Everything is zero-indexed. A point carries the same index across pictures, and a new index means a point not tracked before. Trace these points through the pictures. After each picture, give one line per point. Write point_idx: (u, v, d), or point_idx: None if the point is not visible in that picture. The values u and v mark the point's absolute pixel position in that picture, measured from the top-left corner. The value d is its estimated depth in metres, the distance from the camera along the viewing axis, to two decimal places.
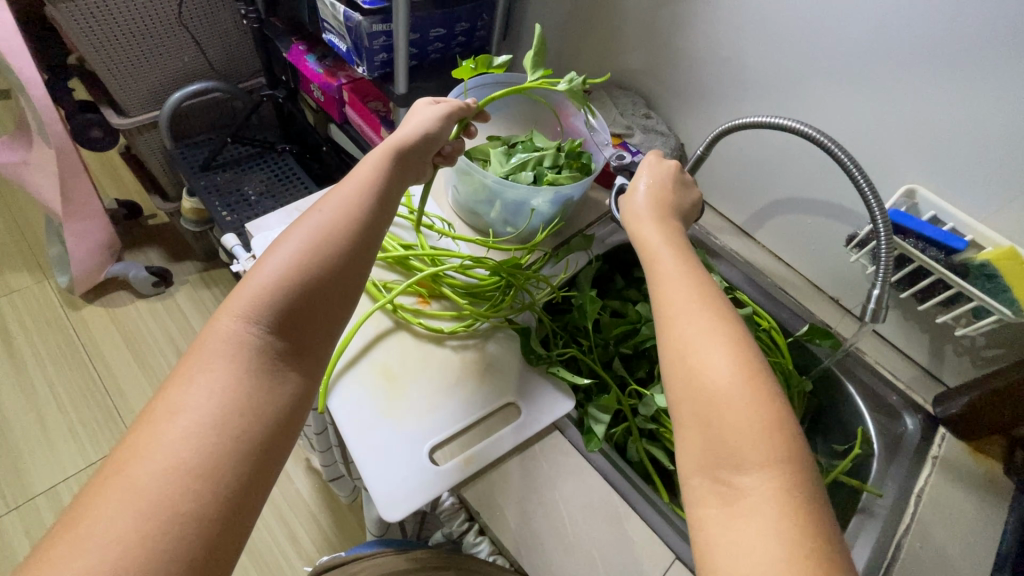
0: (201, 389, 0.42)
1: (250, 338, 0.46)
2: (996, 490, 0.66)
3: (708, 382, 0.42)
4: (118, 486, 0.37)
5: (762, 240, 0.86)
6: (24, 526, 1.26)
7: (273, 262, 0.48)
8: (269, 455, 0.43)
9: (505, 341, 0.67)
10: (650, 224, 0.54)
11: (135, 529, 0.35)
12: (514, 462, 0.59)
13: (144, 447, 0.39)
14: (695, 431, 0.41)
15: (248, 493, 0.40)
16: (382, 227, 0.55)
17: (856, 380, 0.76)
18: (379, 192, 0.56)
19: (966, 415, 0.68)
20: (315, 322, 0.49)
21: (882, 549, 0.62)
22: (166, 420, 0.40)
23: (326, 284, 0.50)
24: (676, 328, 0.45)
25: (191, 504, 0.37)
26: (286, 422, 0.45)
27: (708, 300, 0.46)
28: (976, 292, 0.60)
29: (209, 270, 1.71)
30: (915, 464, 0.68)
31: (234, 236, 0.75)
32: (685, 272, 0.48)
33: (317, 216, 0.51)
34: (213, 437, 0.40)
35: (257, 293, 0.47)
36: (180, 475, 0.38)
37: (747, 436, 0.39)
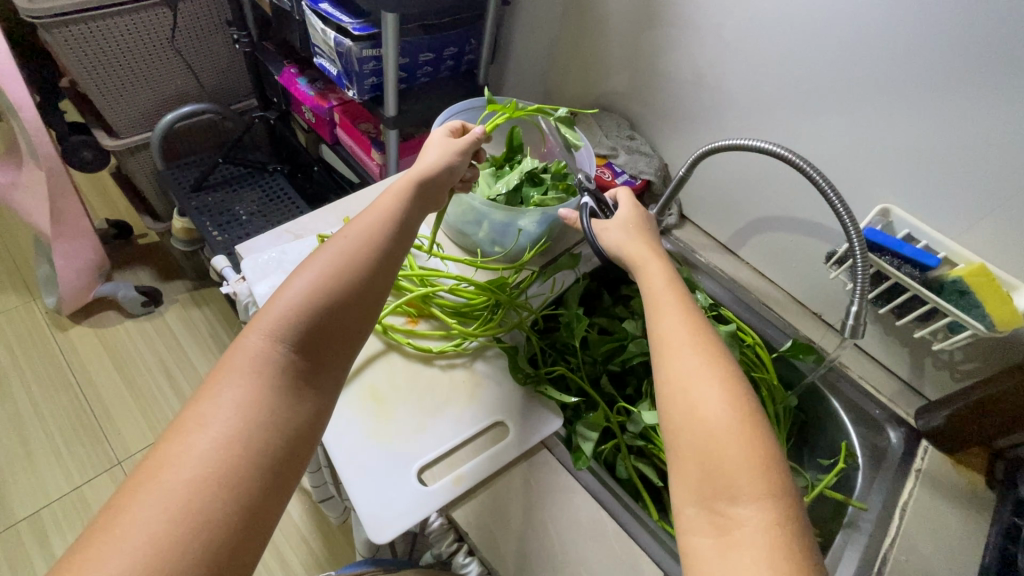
0: (227, 403, 0.43)
1: (277, 356, 0.47)
2: (978, 501, 0.67)
3: (703, 417, 0.44)
4: (149, 494, 0.38)
5: (745, 257, 0.88)
6: (4, 553, 1.23)
7: (300, 283, 0.50)
8: (288, 474, 0.43)
9: (493, 359, 0.68)
10: (649, 269, 0.57)
11: (166, 537, 0.36)
12: (503, 481, 0.60)
13: (175, 455, 0.40)
14: (692, 461, 0.42)
15: (265, 511, 0.41)
16: (402, 250, 0.56)
17: (840, 394, 0.77)
18: (399, 217, 0.57)
19: (948, 428, 0.70)
20: (337, 343, 0.50)
21: (868, 563, 0.62)
22: (195, 431, 0.41)
23: (349, 308, 0.51)
24: (674, 366, 0.47)
25: (212, 517, 0.38)
26: (306, 440, 0.45)
27: (701, 339, 0.48)
28: (950, 308, 0.62)
29: (199, 290, 1.71)
30: (900, 478, 0.69)
31: (224, 258, 0.76)
32: (687, 314, 0.51)
33: (342, 241, 0.53)
34: (236, 453, 0.41)
35: (284, 312, 0.48)
36: (204, 488, 0.39)
37: (741, 467, 0.41)
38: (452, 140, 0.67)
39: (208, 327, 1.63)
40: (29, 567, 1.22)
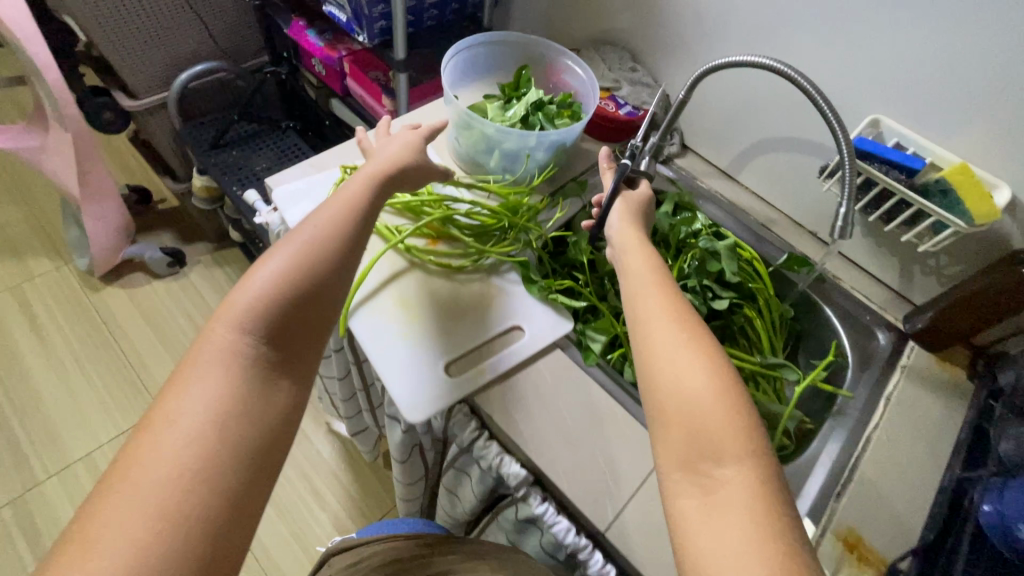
0: (201, 397, 0.44)
1: (246, 346, 0.47)
2: (958, 391, 0.73)
3: (688, 389, 0.47)
4: (123, 494, 0.38)
5: (745, 182, 0.92)
6: (64, 490, 1.35)
7: (261, 279, 0.49)
8: (268, 461, 0.44)
9: (508, 274, 0.73)
10: (637, 255, 0.61)
11: (143, 535, 0.37)
12: (520, 377, 0.66)
13: (145, 453, 0.40)
14: (679, 426, 0.46)
15: (248, 500, 0.42)
16: (361, 242, 0.56)
17: (834, 304, 0.82)
18: (358, 209, 0.56)
19: (932, 328, 0.75)
20: (302, 335, 0.50)
21: (853, 443, 0.69)
22: (165, 428, 0.42)
23: (315, 298, 0.51)
24: (663, 338, 0.51)
25: (194, 508, 0.39)
26: (280, 430, 0.46)
27: (685, 319, 0.52)
28: (935, 209, 0.66)
29: (220, 251, 1.78)
30: (885, 374, 0.75)
31: (255, 193, 0.79)
32: (664, 298, 0.54)
33: (312, 231, 0.53)
34: (208, 448, 0.42)
35: (252, 302, 0.48)
36: (181, 479, 0.40)
37: (724, 433, 0.44)
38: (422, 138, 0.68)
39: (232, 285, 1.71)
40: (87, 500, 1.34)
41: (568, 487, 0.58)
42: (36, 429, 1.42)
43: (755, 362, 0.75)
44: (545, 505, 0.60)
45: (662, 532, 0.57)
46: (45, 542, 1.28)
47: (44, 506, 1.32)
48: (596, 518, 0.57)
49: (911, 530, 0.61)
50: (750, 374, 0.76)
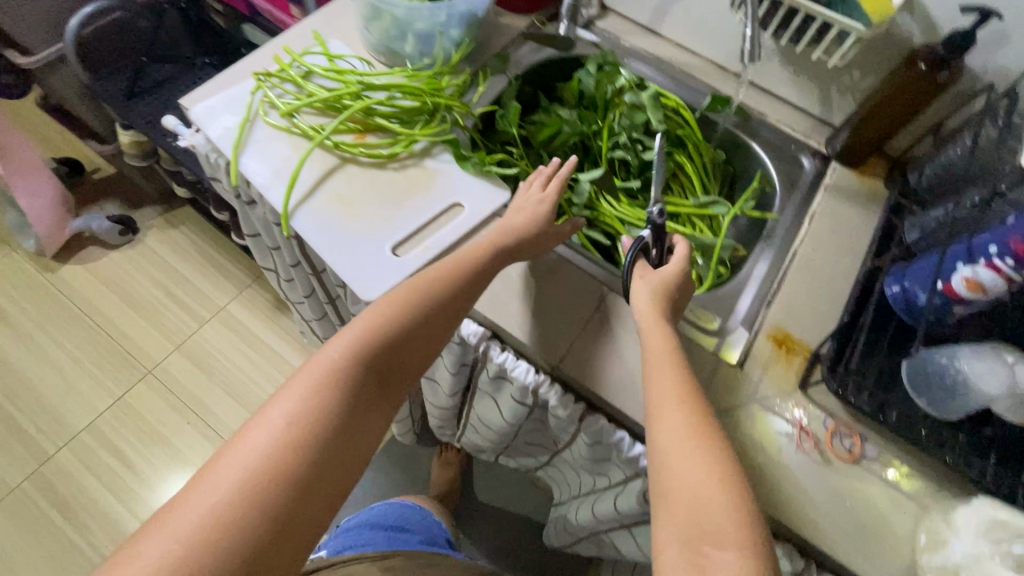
0: (300, 398, 0.49)
1: (349, 373, 0.51)
2: (875, 197, 0.78)
3: (689, 477, 0.45)
4: (218, 470, 0.44)
5: (667, 34, 0.92)
6: (78, 457, 1.41)
7: (372, 321, 0.55)
8: (333, 484, 0.47)
9: (440, 155, 0.75)
10: (647, 323, 0.57)
11: (219, 513, 0.41)
12: (466, 247, 0.69)
13: (247, 439, 0.46)
14: (682, 510, 0.44)
15: (307, 512, 0.44)
16: (460, 306, 0.59)
17: (761, 140, 0.85)
18: (466, 270, 0.60)
19: (850, 145, 0.79)
20: (391, 384, 0.54)
21: (781, 257, 0.74)
22: (267, 421, 0.47)
23: (412, 346, 0.56)
24: (669, 424, 0.49)
25: (259, 506, 0.42)
26: (350, 463, 0.48)
27: (689, 400, 0.50)
28: (835, 17, 0.68)
29: (170, 212, 1.73)
30: (810, 194, 0.79)
31: (172, 117, 0.77)
32: (674, 363, 0.53)
33: (427, 280, 0.58)
34: (291, 452, 0.45)
35: (361, 332, 0.54)
36: (256, 475, 0.43)
37: (728, 521, 0.43)
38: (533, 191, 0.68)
39: (191, 243, 1.69)
40: (103, 463, 1.40)
41: (522, 335, 0.65)
42: (34, 409, 1.45)
43: (689, 205, 0.80)
44: (505, 354, 0.67)
45: (606, 354, 0.64)
46: (73, 504, 1.36)
47: (63, 474, 1.39)
48: (550, 354, 0.64)
49: (830, 320, 0.68)
50: (686, 217, 0.82)
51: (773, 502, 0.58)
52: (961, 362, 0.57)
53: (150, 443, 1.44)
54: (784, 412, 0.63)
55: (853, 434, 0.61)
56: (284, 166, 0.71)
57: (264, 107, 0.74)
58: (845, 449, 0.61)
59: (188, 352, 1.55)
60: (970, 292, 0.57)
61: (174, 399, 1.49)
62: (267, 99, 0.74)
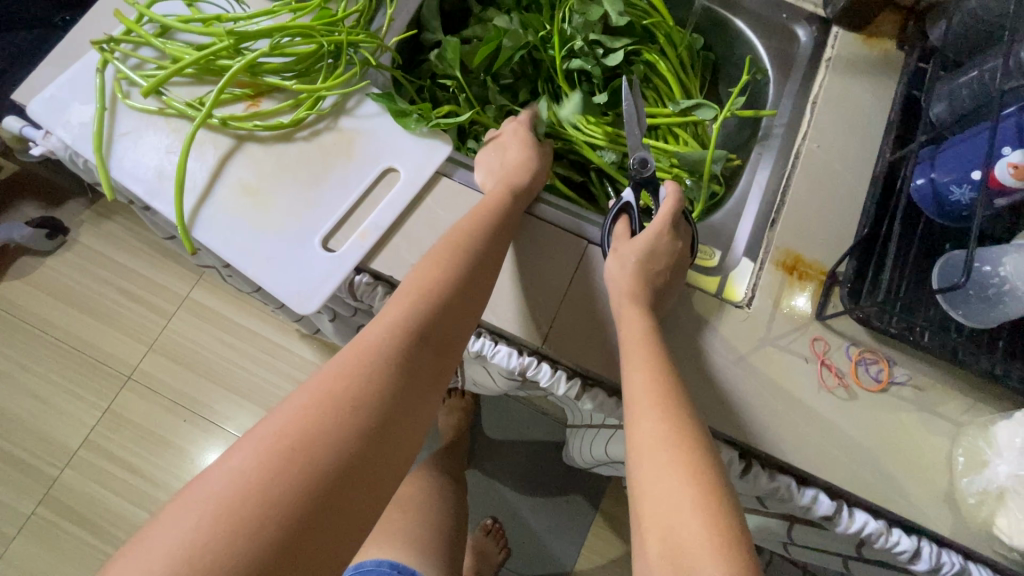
0: (342, 360, 0.40)
1: (396, 338, 0.43)
2: (888, 66, 0.64)
3: (664, 492, 0.39)
4: (243, 446, 0.35)
5: None
6: (84, 474, 1.35)
7: (408, 285, 0.48)
8: (381, 475, 0.37)
9: (358, 110, 0.60)
10: (628, 313, 0.51)
11: (238, 497, 0.32)
12: (412, 223, 0.57)
13: (280, 409, 0.37)
14: (655, 536, 0.38)
15: (359, 503, 0.35)
16: (494, 270, 0.52)
17: (745, 13, 0.70)
18: (493, 232, 0.53)
19: (854, 3, 0.63)
20: (441, 353, 0.45)
21: (784, 161, 0.63)
22: (306, 387, 0.39)
23: (456, 321, 0.47)
24: (638, 433, 0.43)
25: (293, 498, 0.33)
26: (401, 444, 0.39)
27: (664, 401, 0.44)
28: None
29: (96, 202, 1.53)
30: (809, 74, 0.66)
31: (14, 117, 0.61)
32: (652, 358, 0.47)
33: (469, 243, 0.51)
34: (330, 420, 0.36)
35: (411, 297, 0.46)
36: (300, 453, 0.34)
37: (699, 543, 0.36)
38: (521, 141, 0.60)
39: (130, 233, 1.51)
40: (112, 475, 1.36)
41: (498, 318, 0.56)
42: (20, 436, 1.37)
43: (667, 114, 0.67)
44: (481, 339, 0.57)
45: (596, 325, 0.56)
46: (94, 519, 1.33)
47: (74, 494, 1.34)
48: (531, 334, 0.56)
49: (846, 232, 0.58)
50: (667, 129, 0.69)
51: (797, 449, 0.53)
52: (1005, 268, 0.50)
53: (153, 447, 1.38)
54: (800, 349, 0.55)
55: (880, 359, 0.55)
56: (167, 161, 0.57)
57: (121, 86, 0.58)
58: (872, 378, 0.54)
59: (163, 349, 1.45)
60: (1017, 180, 0.47)
61: (162, 398, 1.42)
62: (121, 74, 0.58)
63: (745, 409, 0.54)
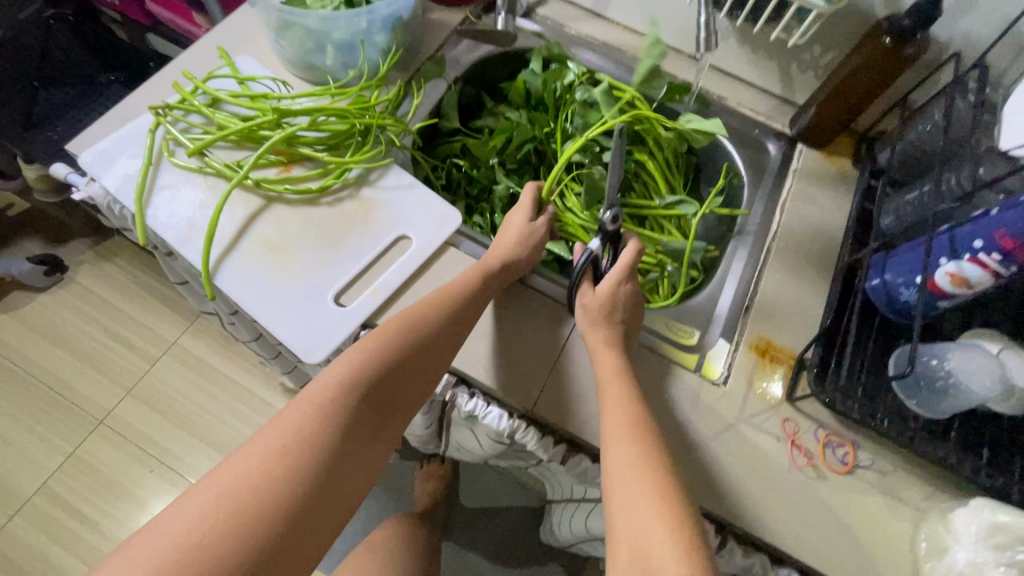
0: (289, 431, 0.44)
1: (345, 402, 0.46)
2: (845, 180, 0.74)
3: (635, 504, 0.44)
4: (188, 506, 0.39)
5: (615, 18, 0.83)
6: (33, 524, 1.28)
7: (369, 344, 0.50)
8: (311, 535, 0.41)
9: (379, 181, 0.67)
10: (602, 347, 0.57)
11: (179, 554, 0.37)
12: (419, 285, 0.62)
13: (224, 471, 0.41)
14: (623, 547, 0.42)
15: (284, 562, 0.40)
16: (464, 330, 0.55)
17: (722, 126, 0.80)
18: (468, 293, 0.56)
19: (815, 125, 0.73)
20: (390, 414, 0.49)
21: (756, 255, 0.70)
22: (252, 451, 0.42)
23: (414, 381, 0.51)
24: (613, 457, 0.47)
25: (224, 560, 0.38)
26: (333, 505, 0.43)
27: (636, 429, 0.49)
28: None
29: (101, 244, 1.56)
30: (778, 182, 0.75)
31: (62, 164, 0.67)
32: (626, 394, 0.52)
33: (426, 305, 0.54)
34: (265, 488, 0.41)
35: (367, 356, 0.49)
36: (227, 521, 0.39)
37: (666, 552, 0.40)
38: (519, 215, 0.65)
39: (129, 277, 1.53)
40: (64, 526, 1.28)
41: (494, 380, 0.59)
42: None
43: (653, 206, 0.76)
44: (475, 400, 0.60)
45: (583, 392, 0.59)
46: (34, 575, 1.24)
47: (18, 545, 1.26)
48: (523, 397, 0.59)
49: (813, 322, 0.64)
50: (653, 219, 0.77)
51: (770, 526, 0.55)
52: (949, 362, 0.55)
53: (112, 499, 1.32)
54: (772, 428, 0.59)
55: (846, 442, 0.59)
56: (199, 215, 0.62)
57: (168, 145, 0.65)
58: (839, 461, 0.58)
59: (140, 395, 1.42)
60: (954, 287, 0.54)
61: (131, 446, 1.37)
62: (171, 136, 0.65)
63: (722, 483, 0.56)
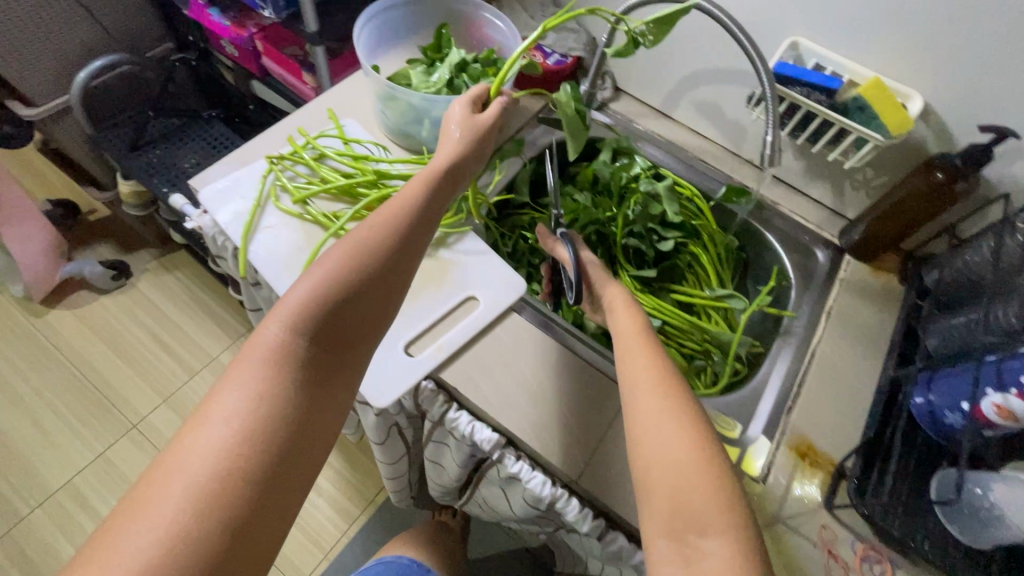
0: (242, 394, 0.44)
1: (296, 344, 0.47)
2: (891, 296, 0.77)
3: (670, 457, 0.46)
4: (166, 483, 0.39)
5: (681, 119, 0.91)
6: (52, 520, 1.31)
7: (312, 280, 0.49)
8: (298, 473, 0.43)
9: (456, 244, 0.73)
10: (625, 318, 0.60)
11: (171, 527, 0.37)
12: (481, 346, 0.67)
13: (190, 443, 0.41)
14: (661, 497, 0.44)
15: (280, 506, 0.42)
16: (418, 248, 0.55)
17: (774, 229, 0.84)
18: (417, 213, 0.55)
19: (867, 241, 0.78)
20: (347, 343, 0.50)
21: (800, 357, 0.73)
22: (212, 422, 0.42)
23: (368, 306, 0.51)
24: (645, 409, 0.49)
25: (220, 516, 0.39)
26: (310, 444, 0.45)
27: (669, 383, 0.51)
28: (854, 125, 0.67)
29: (165, 256, 1.67)
30: (825, 289, 0.79)
31: (181, 196, 0.75)
32: (653, 357, 0.54)
33: (366, 228, 0.52)
34: (241, 449, 0.41)
35: (310, 295, 0.48)
36: (214, 485, 0.39)
37: (707, 503, 0.43)
38: (479, 121, 0.64)
39: (185, 289, 1.62)
40: (80, 526, 1.31)
41: (542, 448, 0.61)
42: (7, 465, 1.35)
43: (703, 296, 0.80)
44: (521, 463, 0.63)
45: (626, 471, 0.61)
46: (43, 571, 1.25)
47: (34, 539, 1.28)
48: (569, 468, 0.61)
49: (854, 431, 0.66)
50: (702, 309, 0.81)
51: None
52: (993, 493, 0.56)
53: None
54: (809, 534, 0.60)
55: (885, 560, 0.58)
56: (294, 256, 0.69)
57: (276, 190, 0.72)
58: None
59: (176, 405, 1.47)
60: (1001, 418, 0.56)
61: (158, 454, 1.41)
62: (279, 183, 0.73)
63: None
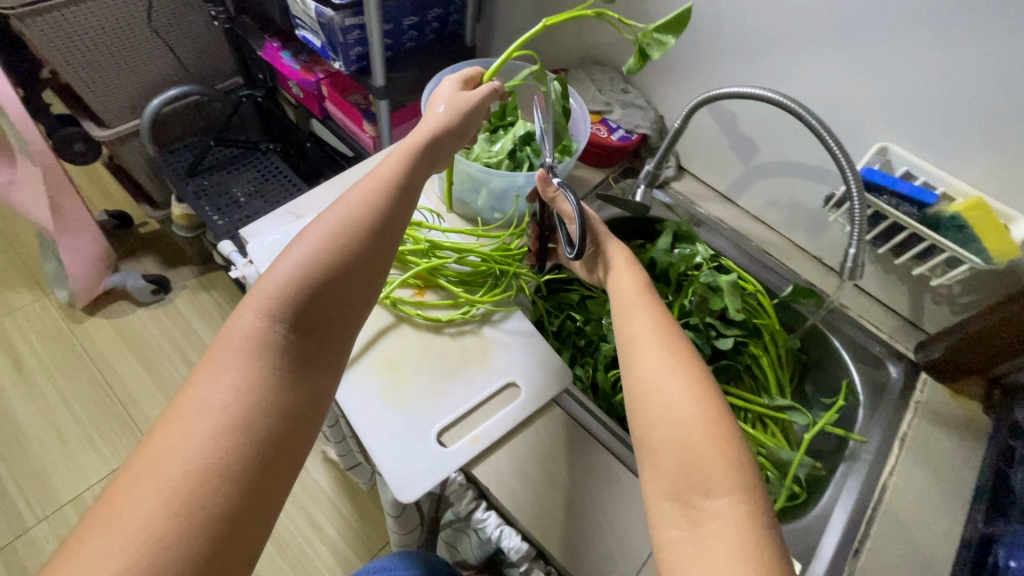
0: (221, 386, 0.43)
1: (277, 330, 0.46)
2: (974, 428, 0.69)
3: (674, 417, 0.46)
4: (148, 480, 0.38)
5: (745, 206, 0.87)
6: (57, 534, 1.28)
7: (294, 259, 0.49)
8: (290, 455, 0.43)
9: (502, 324, 0.69)
10: (626, 274, 0.58)
11: (163, 519, 0.36)
12: (520, 441, 0.62)
13: (169, 441, 0.39)
14: (666, 459, 0.45)
15: (272, 490, 0.41)
16: (403, 222, 0.55)
17: (842, 335, 0.78)
18: (399, 187, 0.55)
19: (947, 359, 0.71)
20: (330, 323, 0.49)
21: (870, 488, 0.66)
22: (193, 417, 0.41)
23: (351, 282, 0.50)
24: (650, 368, 0.49)
25: (213, 499, 0.38)
26: (299, 426, 0.45)
27: (669, 341, 0.50)
28: (948, 244, 0.63)
29: (205, 274, 1.69)
30: (899, 411, 0.71)
31: (231, 243, 0.75)
32: (654, 319, 0.52)
33: (344, 208, 0.51)
34: (226, 439, 0.40)
35: (292, 280, 0.47)
36: (205, 475, 0.39)
37: (716, 464, 0.43)
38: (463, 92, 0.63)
39: (220, 310, 1.63)
40: None
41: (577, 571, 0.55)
42: (23, 471, 1.34)
43: (762, 404, 0.74)
44: None
45: None
46: None
47: (36, 553, 1.26)
48: None
49: None
50: (757, 416, 0.74)
51: None
52: None
53: None
54: None
55: None
56: None
57: None
58: None
59: None
60: None
61: None
62: None
63: None
